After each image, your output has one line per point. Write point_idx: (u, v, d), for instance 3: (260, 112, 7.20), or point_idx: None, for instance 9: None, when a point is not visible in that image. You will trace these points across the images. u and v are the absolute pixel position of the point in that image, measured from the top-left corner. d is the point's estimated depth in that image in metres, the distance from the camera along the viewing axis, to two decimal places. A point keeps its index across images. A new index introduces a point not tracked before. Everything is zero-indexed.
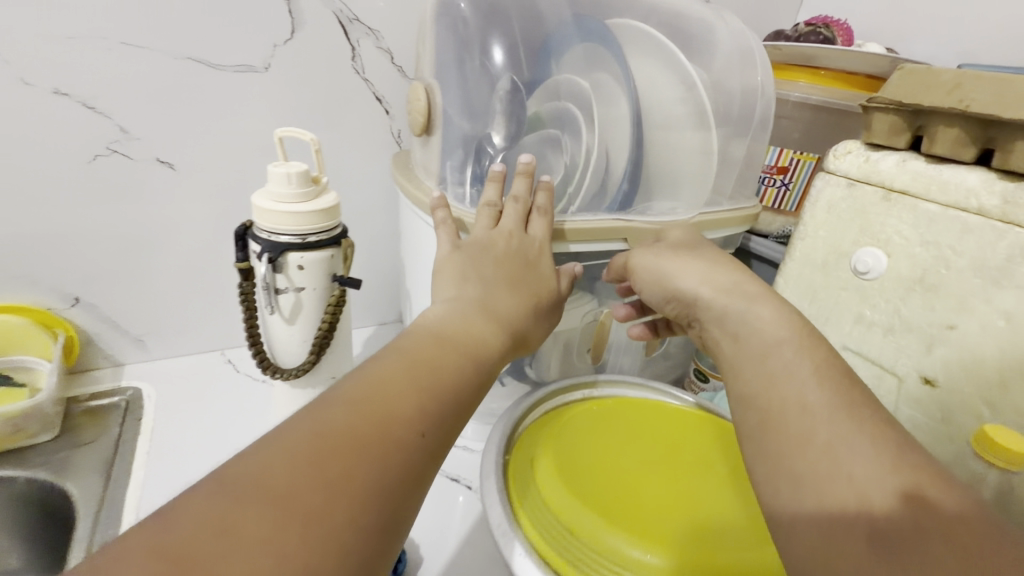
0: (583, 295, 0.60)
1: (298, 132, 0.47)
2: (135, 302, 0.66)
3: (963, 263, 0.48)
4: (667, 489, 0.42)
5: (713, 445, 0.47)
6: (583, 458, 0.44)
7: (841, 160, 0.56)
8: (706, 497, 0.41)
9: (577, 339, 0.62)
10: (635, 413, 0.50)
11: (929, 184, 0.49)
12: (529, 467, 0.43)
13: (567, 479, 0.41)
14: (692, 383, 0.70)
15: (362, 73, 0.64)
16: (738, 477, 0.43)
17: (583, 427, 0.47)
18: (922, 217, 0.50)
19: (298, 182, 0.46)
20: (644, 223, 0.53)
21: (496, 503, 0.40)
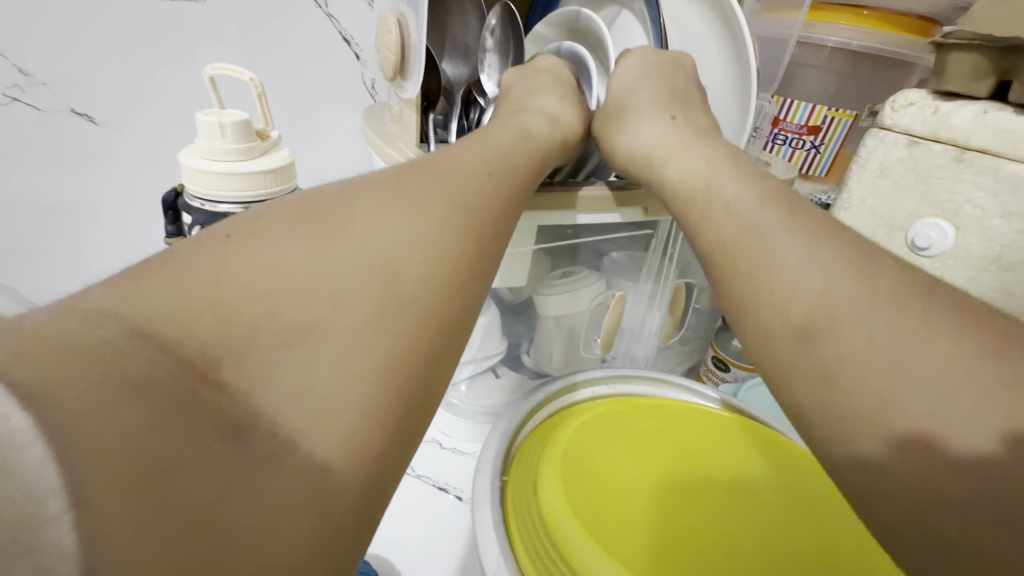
0: (591, 274, 0.51)
1: (233, 69, 0.36)
2: (61, 284, 0.57)
3: None
4: (704, 522, 0.34)
5: (751, 462, 0.40)
6: (600, 480, 0.36)
7: (901, 113, 0.46)
8: (750, 532, 0.34)
9: (584, 325, 0.52)
10: (658, 418, 0.42)
11: (1017, 142, 0.40)
12: (530, 483, 0.36)
13: (582, 510, 0.33)
14: (710, 373, 0.62)
15: (325, 7, 0.53)
16: (785, 506, 0.37)
17: (598, 437, 0.39)
18: (1006, 183, 0.42)
19: (235, 135, 0.36)
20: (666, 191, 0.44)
21: (492, 542, 0.32)
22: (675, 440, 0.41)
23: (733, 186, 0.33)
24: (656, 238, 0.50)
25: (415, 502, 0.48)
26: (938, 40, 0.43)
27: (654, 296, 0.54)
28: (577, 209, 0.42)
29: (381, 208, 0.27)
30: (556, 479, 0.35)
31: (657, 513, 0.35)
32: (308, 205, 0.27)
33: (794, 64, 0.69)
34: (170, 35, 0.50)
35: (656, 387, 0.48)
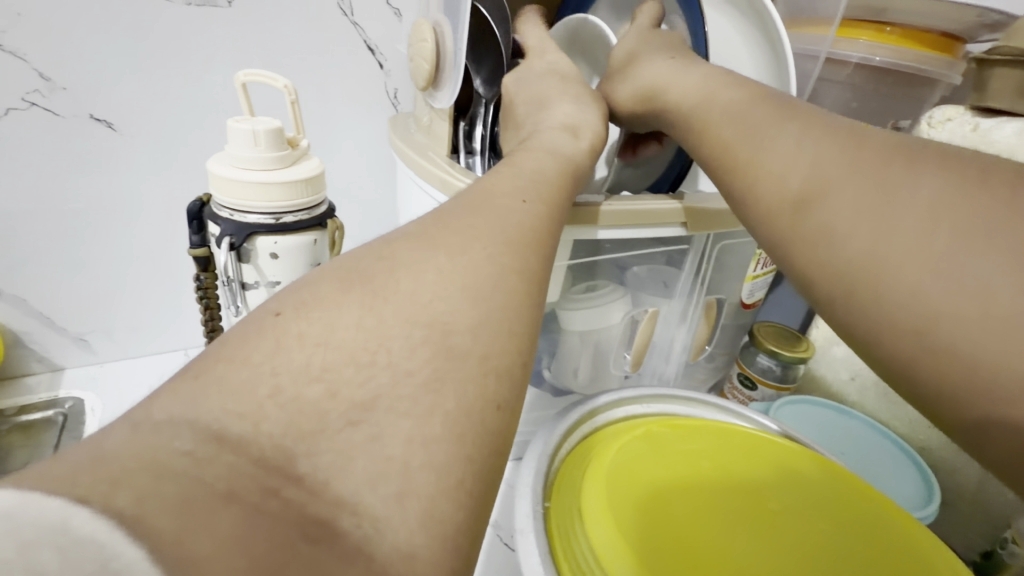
0: (618, 288, 0.50)
1: (267, 76, 0.35)
2: (76, 296, 0.55)
3: None
4: (755, 551, 0.33)
5: (792, 483, 0.38)
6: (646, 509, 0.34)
7: (938, 129, 0.46)
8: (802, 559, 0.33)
9: (612, 341, 0.51)
10: (693, 438, 0.41)
11: None
12: (575, 511, 0.34)
13: (633, 543, 0.32)
14: (736, 391, 0.60)
15: (350, 15, 0.53)
16: (830, 529, 0.35)
17: (636, 462, 0.38)
18: None
19: (267, 142, 0.35)
20: (707, 206, 0.43)
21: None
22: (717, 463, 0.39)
23: (779, 165, 0.30)
24: (690, 253, 0.49)
25: None
26: (980, 55, 0.42)
27: (684, 312, 0.53)
28: (599, 225, 0.41)
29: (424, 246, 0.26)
30: (604, 508, 0.33)
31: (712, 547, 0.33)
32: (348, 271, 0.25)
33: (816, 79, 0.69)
34: (197, 42, 0.49)
35: (681, 403, 0.46)
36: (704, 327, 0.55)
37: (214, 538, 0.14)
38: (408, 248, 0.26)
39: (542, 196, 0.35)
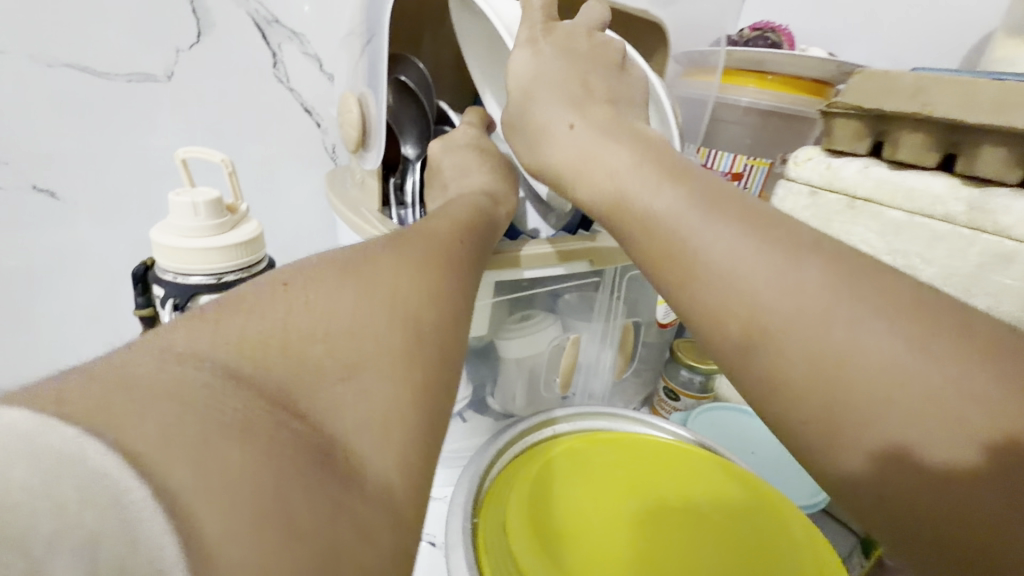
0: (545, 316, 0.55)
1: (205, 152, 0.39)
2: (18, 356, 0.56)
3: (933, 272, 0.48)
4: (656, 546, 0.38)
5: (693, 484, 0.44)
6: (562, 520, 0.39)
7: (802, 168, 0.54)
8: (697, 551, 0.38)
9: (543, 367, 0.56)
10: (608, 450, 0.46)
11: (894, 191, 0.48)
12: (500, 525, 0.38)
13: (548, 549, 0.36)
14: (662, 403, 0.67)
15: (286, 82, 0.57)
16: (724, 522, 0.41)
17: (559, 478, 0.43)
18: (888, 225, 0.49)
19: (207, 213, 0.39)
20: (609, 244, 0.49)
21: None
22: (636, 480, 0.43)
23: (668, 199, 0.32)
24: (603, 283, 0.55)
25: None
26: (824, 108, 0.51)
27: (605, 335, 0.59)
28: (523, 267, 0.47)
29: (393, 259, 0.31)
30: (524, 521, 0.38)
31: (623, 555, 0.37)
32: (337, 265, 0.29)
33: (716, 120, 0.77)
34: (136, 111, 0.52)
35: (604, 419, 0.51)
36: (625, 347, 0.61)
37: (227, 463, 0.18)
38: (354, 260, 0.30)
39: (473, 235, 0.40)
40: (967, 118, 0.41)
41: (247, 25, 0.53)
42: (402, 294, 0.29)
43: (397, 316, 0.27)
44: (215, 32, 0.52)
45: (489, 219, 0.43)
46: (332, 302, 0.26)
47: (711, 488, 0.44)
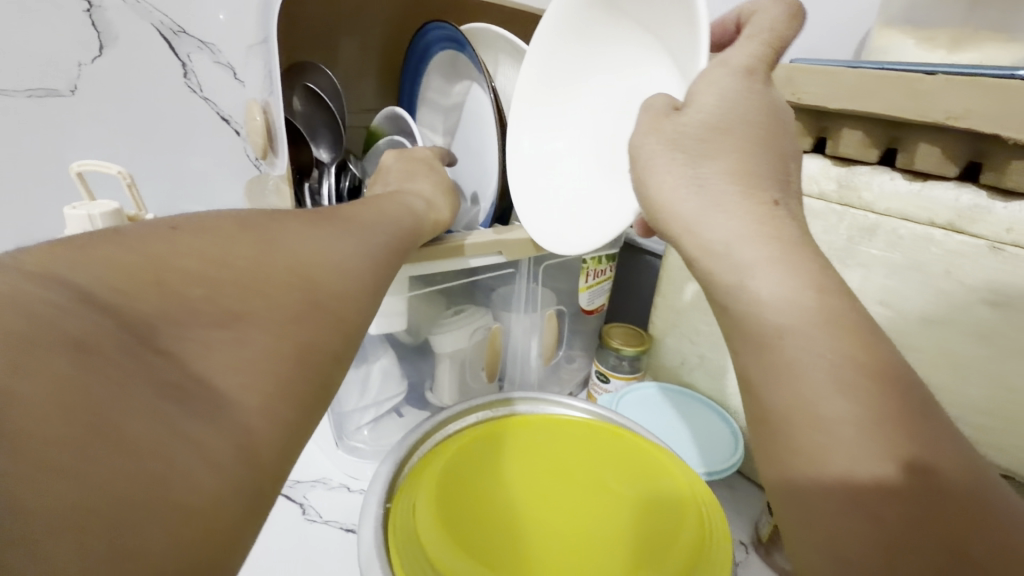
0: (467, 307, 0.55)
1: (100, 165, 0.38)
2: None
3: (961, 285, 0.39)
4: (561, 521, 0.34)
5: (610, 461, 0.40)
6: (473, 501, 0.36)
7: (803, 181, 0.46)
8: (593, 516, 0.35)
9: (470, 356, 0.56)
10: (536, 433, 0.43)
11: (904, 203, 0.40)
12: (411, 504, 0.35)
13: (448, 527, 0.34)
14: (595, 389, 0.64)
15: (199, 91, 0.62)
16: (635, 497, 0.37)
17: (480, 462, 0.39)
18: (894, 239, 0.41)
19: (106, 224, 0.38)
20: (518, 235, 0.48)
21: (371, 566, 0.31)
22: (594, 468, 0.39)
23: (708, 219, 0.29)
24: (518, 274, 0.55)
25: (329, 557, 0.46)
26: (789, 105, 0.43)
27: (531, 323, 0.58)
28: (467, 256, 0.46)
29: (316, 230, 0.31)
30: (430, 504, 0.35)
31: (573, 545, 0.33)
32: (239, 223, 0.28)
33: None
34: (117, 105, 0.58)
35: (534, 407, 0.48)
36: (550, 335, 0.60)
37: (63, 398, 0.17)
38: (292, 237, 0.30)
39: (404, 223, 0.38)
40: (1000, 127, 0.33)
41: (152, 36, 0.58)
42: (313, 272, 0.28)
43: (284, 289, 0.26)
44: (118, 44, 0.56)
45: (407, 211, 0.40)
46: (243, 250, 0.26)
47: (668, 464, 0.39)
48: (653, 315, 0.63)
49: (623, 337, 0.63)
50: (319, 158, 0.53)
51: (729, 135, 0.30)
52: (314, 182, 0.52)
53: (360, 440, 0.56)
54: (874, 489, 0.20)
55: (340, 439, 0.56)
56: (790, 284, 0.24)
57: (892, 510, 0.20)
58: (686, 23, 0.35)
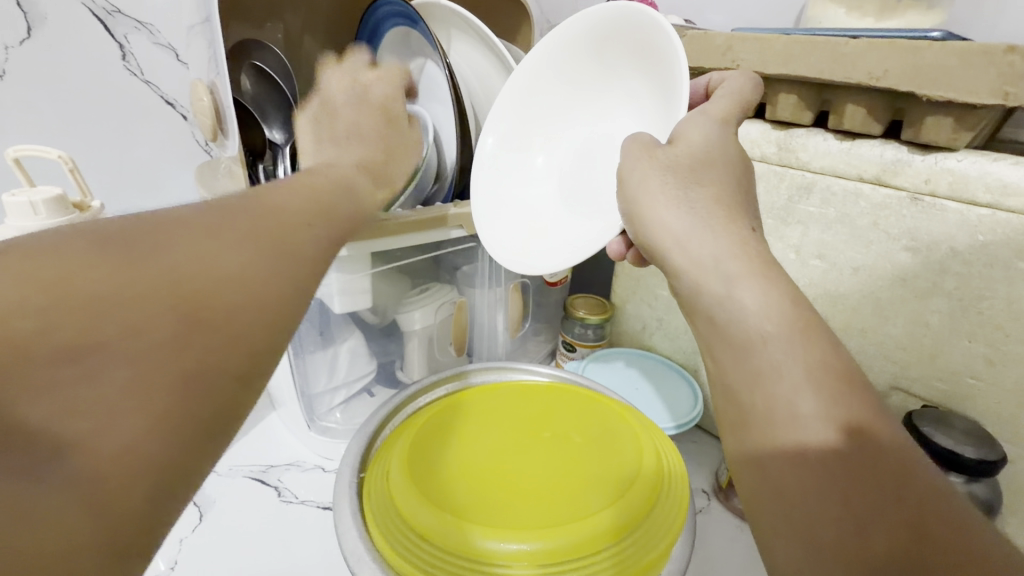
0: (431, 284, 0.56)
1: (39, 149, 0.37)
2: None
3: (882, 236, 0.42)
4: (527, 475, 0.36)
5: (572, 417, 0.42)
6: (444, 463, 0.37)
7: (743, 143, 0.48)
8: (560, 468, 0.37)
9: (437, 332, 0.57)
10: (498, 398, 0.44)
11: (834, 161, 0.43)
12: (384, 470, 0.37)
13: (422, 485, 0.35)
14: (562, 356, 0.67)
15: (141, 74, 0.60)
16: (595, 444, 0.39)
17: (447, 429, 0.40)
18: (824, 195, 0.45)
19: (48, 211, 0.37)
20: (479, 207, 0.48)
21: (350, 530, 0.33)
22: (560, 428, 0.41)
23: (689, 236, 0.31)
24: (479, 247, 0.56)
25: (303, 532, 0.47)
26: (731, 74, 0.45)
27: (496, 297, 0.59)
28: (425, 231, 0.46)
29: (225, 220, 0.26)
30: (402, 466, 0.36)
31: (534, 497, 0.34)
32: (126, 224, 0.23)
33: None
34: (51, 90, 0.56)
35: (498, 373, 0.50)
36: (515, 308, 0.61)
37: None
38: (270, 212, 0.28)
39: (364, 193, 0.36)
40: (918, 88, 0.35)
41: (86, 18, 0.55)
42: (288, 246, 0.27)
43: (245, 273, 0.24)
44: (47, 24, 0.54)
45: (361, 174, 0.38)
46: (189, 236, 0.24)
47: (629, 424, 0.41)
48: (615, 282, 0.65)
49: (583, 305, 0.65)
50: (273, 140, 0.52)
51: (710, 170, 0.33)
52: (269, 165, 0.52)
53: (333, 420, 0.57)
54: (820, 463, 0.23)
55: (312, 421, 0.56)
56: (769, 291, 0.27)
57: (836, 470, 0.23)
58: (665, 77, 0.38)
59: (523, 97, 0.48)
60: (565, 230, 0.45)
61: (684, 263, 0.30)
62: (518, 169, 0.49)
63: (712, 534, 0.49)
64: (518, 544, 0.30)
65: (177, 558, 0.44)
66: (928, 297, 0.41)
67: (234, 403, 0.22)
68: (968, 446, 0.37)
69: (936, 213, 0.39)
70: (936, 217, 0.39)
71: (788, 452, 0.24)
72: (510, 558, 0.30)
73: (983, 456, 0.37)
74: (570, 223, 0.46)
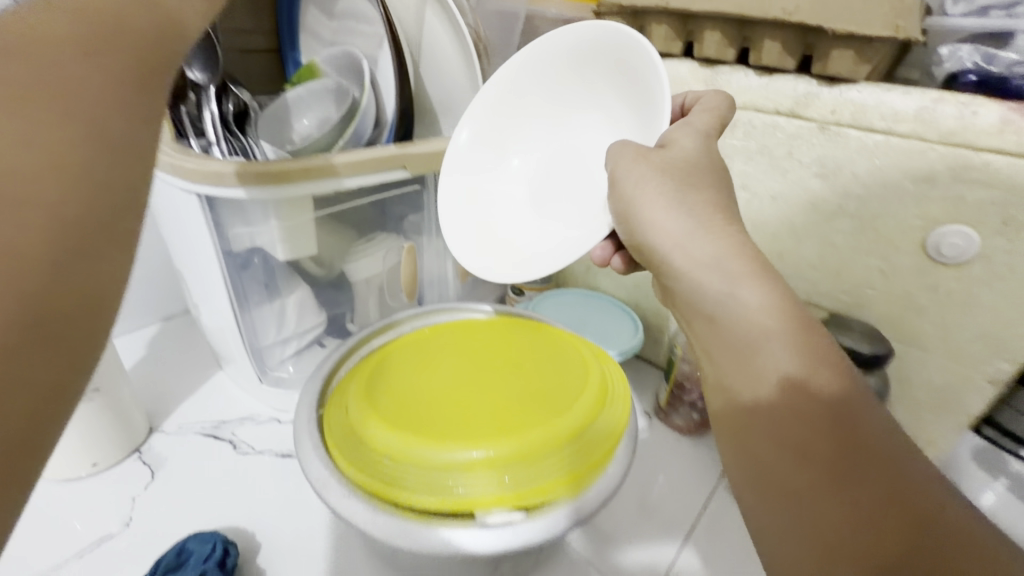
0: (378, 232, 0.56)
1: None
2: None
3: (797, 165, 0.46)
4: (483, 394, 0.38)
5: (523, 344, 0.45)
6: (403, 389, 0.39)
7: (675, 81, 0.51)
8: (514, 387, 0.39)
9: (387, 282, 0.57)
10: (452, 332, 0.46)
11: (755, 95, 0.46)
12: (344, 402, 0.38)
13: (381, 408, 0.36)
14: (511, 300, 0.69)
15: None
16: (546, 364, 0.42)
17: (404, 361, 0.42)
18: (746, 130, 0.48)
19: None
20: (422, 148, 0.48)
21: (313, 458, 0.34)
22: (514, 356, 0.43)
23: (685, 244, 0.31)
24: (426, 191, 0.55)
25: (264, 479, 0.47)
26: (661, 11, 0.46)
27: (444, 244, 0.60)
28: (344, 176, 0.44)
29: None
30: (362, 396, 0.37)
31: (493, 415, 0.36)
32: None
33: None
34: None
35: (451, 313, 0.52)
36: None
37: None
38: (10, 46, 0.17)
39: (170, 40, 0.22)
40: (827, 23, 0.39)
41: None
42: (65, 111, 0.18)
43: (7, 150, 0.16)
44: None
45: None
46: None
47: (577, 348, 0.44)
48: None
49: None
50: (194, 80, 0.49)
51: (709, 193, 0.33)
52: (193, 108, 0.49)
53: (285, 371, 0.56)
54: (779, 412, 0.25)
55: (263, 372, 0.55)
56: (769, 295, 0.28)
57: (796, 421, 0.24)
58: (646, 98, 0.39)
59: (496, 104, 0.47)
60: (529, 241, 0.44)
61: (685, 273, 0.31)
62: (487, 173, 0.47)
63: (653, 448, 0.55)
64: (477, 450, 0.33)
65: (132, 515, 0.43)
66: (833, 219, 0.46)
67: (83, 351, 0.18)
68: (863, 343, 0.43)
69: (841, 140, 0.43)
70: (841, 144, 0.43)
71: (754, 416, 0.26)
72: (472, 463, 0.32)
73: (876, 350, 0.42)
74: (536, 235, 0.44)
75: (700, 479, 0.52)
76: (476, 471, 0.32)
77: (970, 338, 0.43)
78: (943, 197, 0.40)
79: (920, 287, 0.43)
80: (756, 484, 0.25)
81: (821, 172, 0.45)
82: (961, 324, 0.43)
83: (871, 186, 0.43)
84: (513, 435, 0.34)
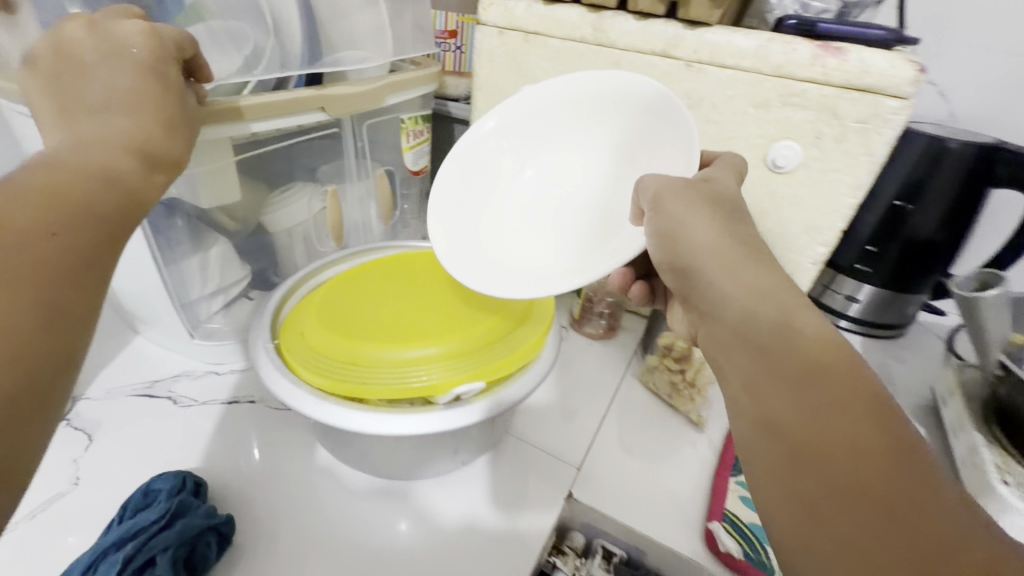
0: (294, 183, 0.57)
1: None
2: None
3: (670, 99, 0.55)
4: (428, 308, 0.43)
5: None
6: (353, 311, 0.42)
7: (567, 26, 0.57)
8: (455, 301, 0.44)
9: (314, 230, 0.59)
10: (388, 263, 0.50)
11: (635, 37, 0.54)
12: (298, 331, 0.41)
13: (336, 328, 0.40)
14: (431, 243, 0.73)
15: None
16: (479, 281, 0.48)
17: (349, 289, 0.45)
18: (628, 69, 0.56)
19: None
20: (338, 90, 0.50)
21: (280, 377, 0.37)
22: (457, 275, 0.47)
23: (717, 266, 0.31)
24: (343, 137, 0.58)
25: (215, 425, 0.49)
26: None
27: (364, 189, 0.63)
28: (253, 120, 0.44)
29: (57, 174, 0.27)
30: (315, 322, 0.41)
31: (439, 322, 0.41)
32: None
33: None
34: None
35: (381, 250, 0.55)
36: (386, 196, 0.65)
37: None
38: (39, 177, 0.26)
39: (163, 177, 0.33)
40: None
41: None
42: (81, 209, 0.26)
43: (42, 205, 0.25)
44: None
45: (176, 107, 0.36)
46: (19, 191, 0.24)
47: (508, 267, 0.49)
48: None
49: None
50: None
51: (751, 237, 0.33)
52: None
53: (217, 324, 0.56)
54: (790, 388, 0.25)
55: (194, 328, 0.54)
56: (823, 327, 0.27)
57: (834, 444, 0.23)
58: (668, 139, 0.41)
59: (513, 124, 0.50)
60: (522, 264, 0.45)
61: (729, 300, 0.30)
62: (501, 190, 0.50)
63: (571, 354, 0.64)
64: (431, 349, 0.38)
65: (79, 474, 0.43)
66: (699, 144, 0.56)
67: (70, 378, 0.23)
68: None
69: (702, 76, 0.52)
70: (701, 80, 0.53)
71: (801, 438, 0.24)
72: (429, 359, 0.38)
73: None
74: (536, 257, 0.47)
75: (609, 371, 0.62)
76: (433, 364, 0.38)
77: (799, 231, 0.55)
78: (776, 118, 0.51)
79: (763, 194, 0.55)
80: (820, 531, 0.22)
81: (688, 105, 0.54)
82: (792, 220, 0.55)
83: (725, 114, 0.53)
84: (460, 334, 0.40)
